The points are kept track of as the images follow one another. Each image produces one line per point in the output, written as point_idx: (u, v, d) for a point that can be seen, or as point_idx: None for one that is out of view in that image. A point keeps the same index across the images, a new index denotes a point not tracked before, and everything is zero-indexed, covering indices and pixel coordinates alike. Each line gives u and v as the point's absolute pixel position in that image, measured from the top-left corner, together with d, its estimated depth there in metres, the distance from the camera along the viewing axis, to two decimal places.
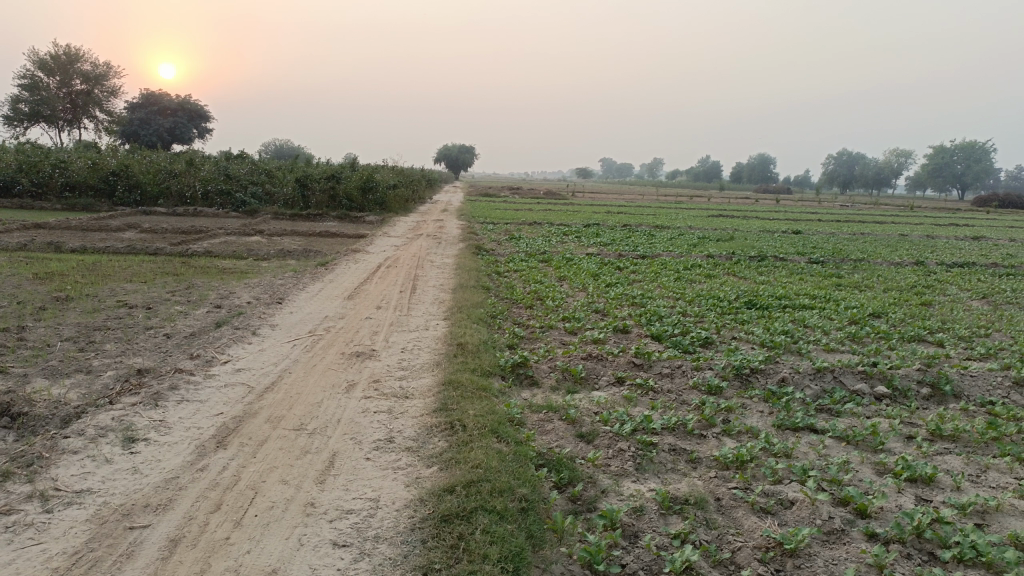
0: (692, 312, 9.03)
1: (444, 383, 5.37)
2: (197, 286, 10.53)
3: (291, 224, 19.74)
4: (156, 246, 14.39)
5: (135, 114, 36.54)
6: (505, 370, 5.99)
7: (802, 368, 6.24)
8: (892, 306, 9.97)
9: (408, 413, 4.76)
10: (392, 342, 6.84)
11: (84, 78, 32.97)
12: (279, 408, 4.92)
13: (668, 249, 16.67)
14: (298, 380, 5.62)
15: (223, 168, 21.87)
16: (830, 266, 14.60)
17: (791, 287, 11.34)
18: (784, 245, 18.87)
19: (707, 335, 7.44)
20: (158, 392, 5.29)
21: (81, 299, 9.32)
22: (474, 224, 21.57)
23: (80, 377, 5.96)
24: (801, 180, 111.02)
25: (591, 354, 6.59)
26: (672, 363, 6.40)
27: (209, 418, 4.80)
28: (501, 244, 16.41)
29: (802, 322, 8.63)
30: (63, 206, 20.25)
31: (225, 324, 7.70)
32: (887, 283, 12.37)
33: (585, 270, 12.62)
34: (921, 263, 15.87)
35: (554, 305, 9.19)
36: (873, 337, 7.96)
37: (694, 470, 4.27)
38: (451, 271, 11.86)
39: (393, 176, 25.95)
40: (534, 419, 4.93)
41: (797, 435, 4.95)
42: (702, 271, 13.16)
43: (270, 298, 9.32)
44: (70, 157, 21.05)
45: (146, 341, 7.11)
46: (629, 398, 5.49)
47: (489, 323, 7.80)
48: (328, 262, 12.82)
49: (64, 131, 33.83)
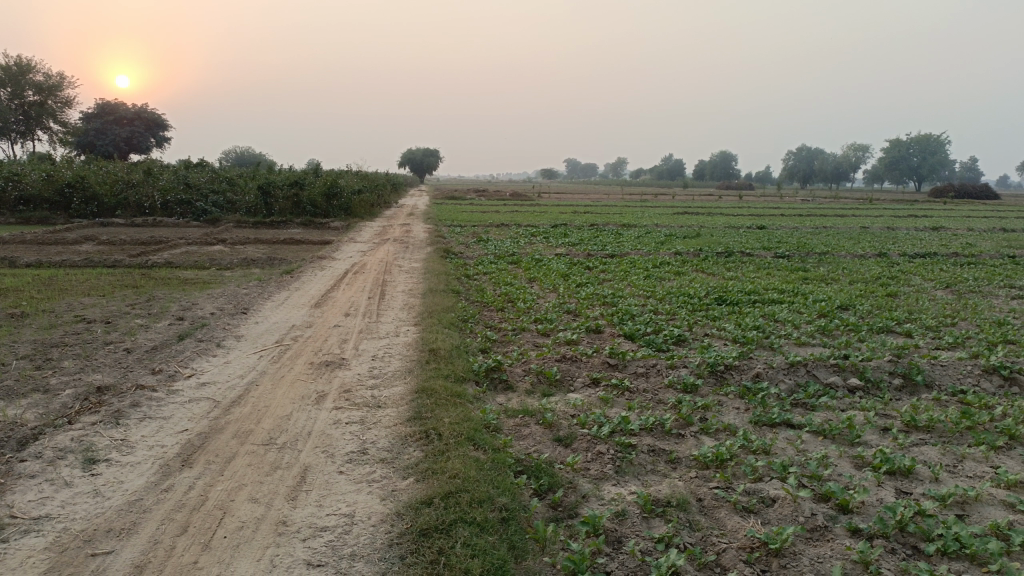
0: (663, 310, 9.02)
1: (417, 390, 5.25)
2: (158, 298, 10.26)
3: (254, 232, 19.42)
4: (115, 258, 14.03)
5: (91, 124, 35.75)
6: (479, 375, 5.90)
7: (776, 363, 6.24)
8: (859, 298, 10.07)
9: (381, 423, 4.64)
10: (362, 350, 6.71)
11: (36, 89, 32.19)
12: (247, 423, 4.77)
13: (637, 247, 16.70)
14: (266, 392, 5.46)
15: (183, 177, 21.44)
16: (796, 260, 14.74)
17: (760, 282, 11.40)
18: (750, 241, 19.03)
19: (679, 333, 7.42)
20: (119, 410, 5.10)
21: (37, 315, 9.02)
22: (441, 227, 21.42)
23: (37, 397, 5.74)
24: (762, 176, 112.52)
25: (565, 355, 6.52)
26: (646, 362, 6.36)
27: (174, 435, 4.63)
28: (469, 247, 16.29)
29: (773, 317, 8.67)
30: (17, 219, 19.69)
31: (189, 337, 7.50)
32: (853, 275, 12.51)
33: (555, 270, 12.59)
34: (884, 254, 16.11)
35: (525, 307, 9.11)
36: (843, 330, 8.01)
37: (675, 471, 4.21)
38: (420, 276, 11.73)
39: (358, 181, 25.70)
40: (510, 424, 4.85)
41: (775, 431, 4.93)
42: (671, 268, 13.19)
43: (235, 309, 9.11)
44: (22, 169, 20.50)
45: (106, 357, 6.88)
46: (605, 399, 5.43)
47: (461, 327, 7.70)
48: (293, 270, 12.60)
49: (16, 143, 32.96)
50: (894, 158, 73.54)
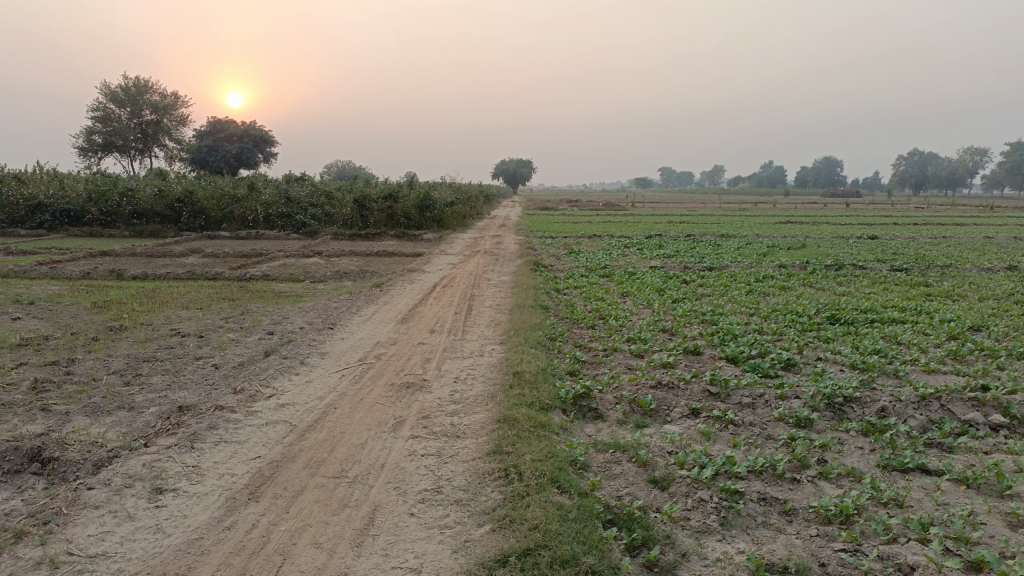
0: (768, 329, 8.34)
1: (500, 420, 4.87)
2: (251, 311, 10.33)
3: (349, 244, 19.67)
4: (215, 271, 14.37)
5: (204, 141, 37.46)
6: (567, 402, 5.47)
7: (904, 396, 5.54)
8: (992, 318, 9.07)
9: (459, 457, 4.27)
10: (445, 371, 6.39)
11: (154, 108, 33.94)
12: (320, 451, 4.50)
13: (737, 259, 15.88)
14: (343, 416, 5.19)
15: (284, 191, 21.99)
16: (915, 274, 13.62)
17: (876, 299, 10.49)
18: (861, 252, 17.83)
19: (788, 357, 6.77)
20: (195, 432, 4.95)
21: (134, 328, 9.20)
22: (533, 239, 21.11)
23: (121, 414, 5.68)
24: (869, 182, 107.21)
25: (661, 381, 6.00)
26: (752, 391, 5.76)
27: (245, 463, 4.41)
28: (561, 259, 15.88)
29: (894, 339, 7.85)
30: (130, 233, 20.65)
31: (274, 353, 7.39)
32: (981, 292, 11.38)
33: (649, 284, 12.03)
34: (1015, 267, 14.69)
35: (618, 324, 8.62)
36: (977, 355, 7.15)
37: (790, 527, 3.66)
38: (509, 290, 11.42)
39: (452, 193, 25.78)
40: (600, 461, 4.40)
41: (907, 478, 4.29)
42: (775, 282, 12.40)
43: (323, 323, 9.03)
44: (137, 184, 21.51)
45: (193, 373, 6.83)
46: (706, 434, 4.89)
47: (549, 346, 7.29)
48: (383, 283, 12.54)
49: (136, 160, 34.87)
50: (1016, 162, 68.52)
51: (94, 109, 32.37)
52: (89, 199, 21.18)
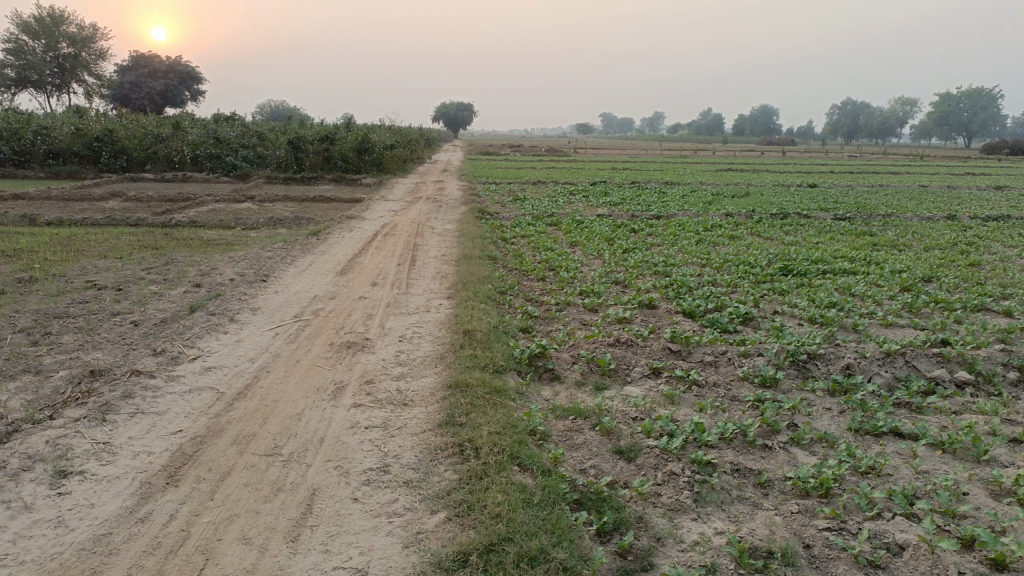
0: (722, 281, 8.09)
1: (450, 385, 4.48)
2: (176, 261, 9.60)
3: (284, 188, 18.76)
4: (138, 216, 13.42)
5: (126, 77, 35.25)
6: (521, 363, 5.10)
7: (868, 352, 5.36)
8: (940, 268, 9.02)
9: (407, 429, 3.87)
10: (389, 329, 5.94)
11: (70, 41, 31.57)
12: (250, 424, 4.03)
13: (684, 207, 15.67)
14: (276, 382, 4.72)
15: (212, 131, 20.78)
16: (859, 223, 13.63)
17: (826, 249, 10.38)
18: (804, 201, 17.81)
19: (746, 310, 6.53)
20: (108, 402, 4.41)
21: (46, 280, 8.41)
22: (475, 185, 20.49)
23: (26, 379, 5.08)
24: (805, 130, 108.87)
25: (619, 338, 5.68)
26: (714, 349, 5.50)
27: (163, 439, 3.92)
28: (505, 206, 15.39)
29: (848, 291, 7.71)
30: (45, 174, 19.22)
31: (201, 308, 6.80)
32: (926, 241, 11.40)
33: (598, 233, 11.69)
34: (953, 217, 14.85)
35: (569, 276, 8.26)
36: (932, 308, 7.05)
37: (767, 502, 3.40)
38: (454, 239, 10.92)
39: (391, 137, 24.86)
40: (561, 430, 4.07)
41: (881, 444, 4.09)
42: (724, 231, 12.20)
43: (255, 275, 8.41)
44: (52, 122, 19.98)
45: (110, 331, 6.20)
46: (670, 397, 4.61)
47: (498, 301, 6.89)
48: (320, 230, 11.88)
49: (52, 96, 32.61)
50: (943, 112, 70.17)
51: (4, 40, 29.99)
52: None
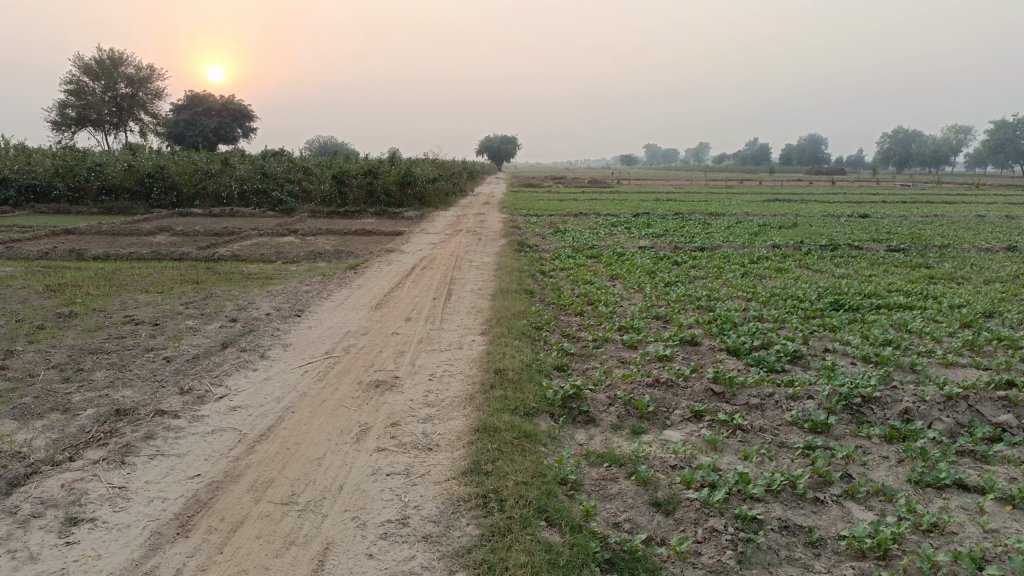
0: (768, 317, 7.76)
1: (478, 429, 4.27)
2: (215, 295, 9.62)
3: (327, 222, 18.92)
4: (182, 250, 13.60)
5: (181, 116, 36.33)
6: (554, 405, 4.87)
7: (928, 395, 4.99)
8: (1002, 303, 8.54)
9: (430, 477, 3.67)
10: (420, 367, 5.77)
11: (128, 81, 32.70)
12: (269, 469, 3.87)
13: (728, 239, 15.31)
14: (301, 423, 4.57)
15: (259, 166, 21.15)
16: (913, 255, 13.12)
17: (879, 282, 9.96)
18: (854, 231, 17.28)
19: (794, 348, 6.21)
20: (129, 443, 4.31)
21: (86, 315, 8.47)
22: (516, 217, 20.41)
23: (54, 417, 5.01)
24: (853, 159, 106.98)
25: (659, 378, 5.42)
26: (760, 390, 5.19)
27: (180, 484, 3.78)
28: (546, 239, 15.23)
29: (904, 327, 7.31)
30: (99, 209, 19.72)
31: (233, 344, 6.73)
32: (985, 273, 10.87)
33: (639, 266, 11.45)
34: (1014, 248, 14.20)
35: (608, 311, 8.02)
36: (995, 346, 6.62)
37: (818, 564, 3.10)
38: (492, 273, 10.78)
39: (434, 170, 25.01)
40: (593, 479, 3.82)
41: (944, 498, 3.74)
42: (770, 264, 11.84)
43: (290, 310, 8.36)
44: (107, 160, 20.57)
45: (142, 368, 6.16)
46: (712, 443, 4.33)
47: (534, 338, 6.68)
48: (359, 264, 11.87)
49: (110, 135, 33.72)
50: (998, 139, 68.25)
51: (67, 82, 31.19)
52: (56, 175, 20.22)
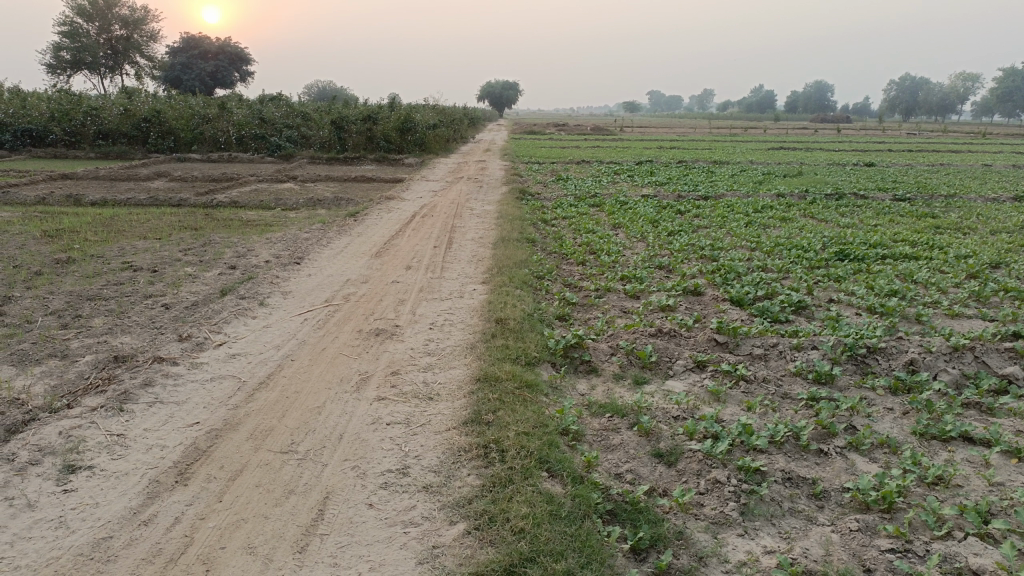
0: (772, 267, 7.67)
1: (479, 379, 4.23)
2: (215, 242, 9.52)
3: (326, 169, 18.70)
4: (180, 196, 13.43)
5: (177, 59, 35.63)
6: (556, 354, 4.83)
7: (934, 346, 4.94)
8: (1009, 253, 8.44)
9: (431, 427, 3.63)
10: (421, 316, 5.71)
11: (123, 23, 31.99)
12: (268, 417, 3.84)
13: (733, 188, 15.11)
14: (300, 372, 4.52)
15: (257, 111, 20.80)
16: (919, 204, 12.96)
17: (884, 232, 9.83)
18: (860, 180, 17.05)
19: (799, 298, 6.14)
20: (127, 391, 4.27)
21: (84, 261, 8.39)
22: (518, 164, 20.17)
23: (52, 363, 4.97)
24: (860, 107, 105.44)
25: (662, 328, 5.36)
26: (764, 341, 5.14)
27: (179, 432, 3.75)
28: (547, 187, 15.05)
29: (910, 278, 7.22)
30: (95, 154, 19.47)
31: (232, 291, 6.66)
32: (992, 224, 10.74)
33: (642, 215, 11.32)
34: (1022, 197, 14.02)
35: (611, 260, 7.93)
36: (1001, 297, 6.54)
37: (822, 517, 3.08)
38: (493, 221, 10.65)
39: (434, 116, 24.62)
40: (596, 429, 3.78)
41: (949, 450, 3.71)
42: (775, 213, 11.70)
43: (290, 257, 8.26)
44: (102, 103, 20.23)
45: (140, 314, 6.09)
46: (716, 394, 4.29)
47: (535, 287, 6.61)
48: (359, 211, 11.73)
49: (106, 78, 33.12)
50: (1007, 87, 67.10)
51: (60, 23, 30.50)
52: (52, 119, 19.90)
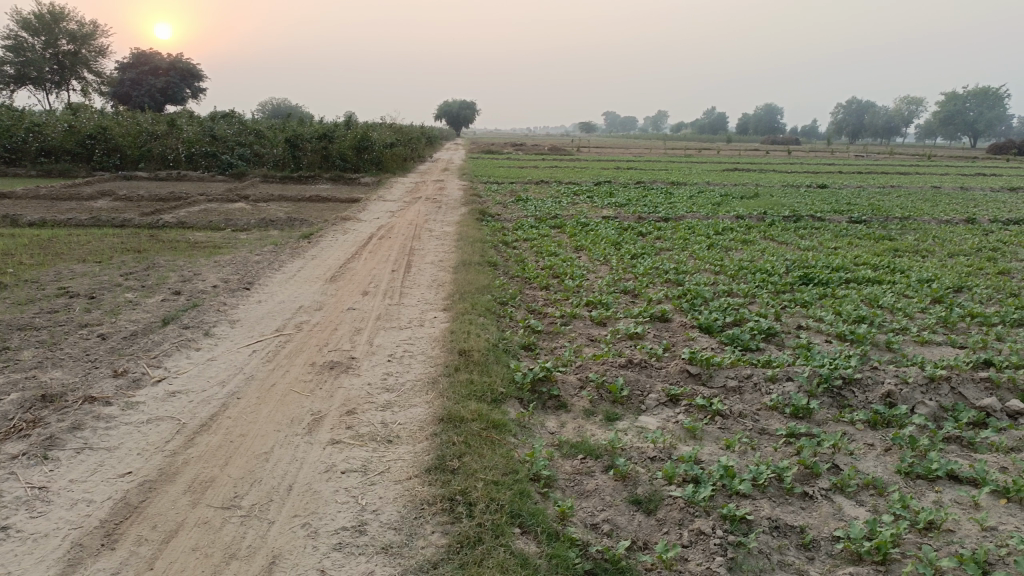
0: (738, 291, 7.54)
1: (443, 419, 3.94)
2: (159, 266, 9.05)
3: (280, 188, 18.23)
4: (125, 216, 12.86)
5: (127, 74, 34.71)
6: (523, 390, 4.56)
7: (910, 376, 4.80)
8: (970, 277, 8.44)
9: (390, 475, 3.33)
10: (378, 347, 5.39)
11: (71, 38, 31.06)
12: (209, 466, 3.49)
13: (692, 209, 15.10)
14: (247, 411, 4.18)
15: (208, 128, 20.25)
16: (876, 227, 13.08)
17: (845, 255, 9.83)
18: (816, 202, 17.20)
19: (768, 325, 6.00)
20: (53, 435, 3.87)
21: (17, 286, 7.87)
22: (476, 185, 19.94)
23: None
24: (809, 130, 108.08)
25: (632, 358, 5.14)
26: (738, 372, 4.95)
27: (108, 484, 3.38)
28: (507, 208, 14.86)
29: (875, 303, 7.14)
30: (37, 172, 18.68)
31: (175, 320, 6.27)
32: (948, 247, 10.82)
33: (604, 237, 11.16)
34: (973, 220, 14.26)
35: (575, 284, 7.71)
36: (968, 323, 6.48)
37: (814, 570, 2.86)
38: (453, 243, 10.38)
39: (391, 135, 24.32)
40: (568, 473, 3.52)
41: (936, 490, 3.53)
42: (736, 235, 11.66)
43: (239, 282, 7.87)
44: (46, 119, 19.47)
45: (74, 346, 5.65)
46: (691, 431, 4.07)
47: (499, 314, 6.35)
48: (313, 233, 11.35)
49: (52, 93, 32.05)
50: (949, 112, 69.33)
51: (5, 37, 29.44)
52: None
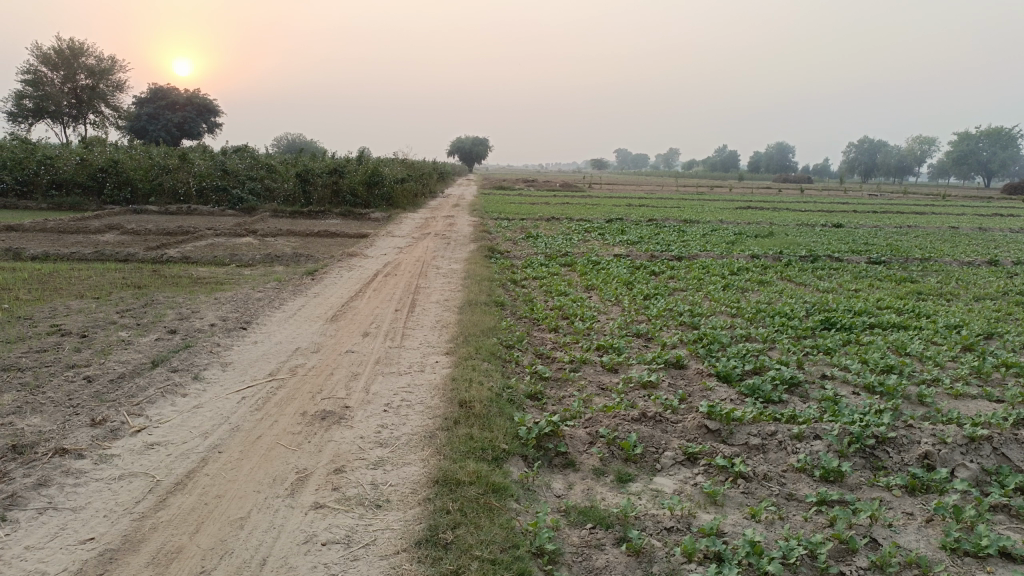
0: (757, 337, 7.18)
1: (438, 481, 3.59)
2: (157, 302, 8.79)
3: (289, 223, 18.07)
4: (129, 251, 12.66)
5: (144, 109, 35.00)
6: (528, 446, 4.22)
7: (948, 436, 4.41)
8: (999, 323, 8.06)
9: (376, 549, 2.99)
10: (374, 395, 5.06)
11: (90, 73, 31.38)
12: (177, 532, 3.16)
13: (706, 248, 14.77)
14: (227, 468, 3.85)
15: (219, 162, 20.19)
16: (895, 268, 12.70)
17: (867, 298, 9.47)
18: (833, 242, 16.85)
19: (791, 375, 5.63)
20: (14, 493, 3.54)
21: (9, 323, 7.61)
22: (487, 221, 19.72)
23: None
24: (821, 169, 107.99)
25: (645, 411, 4.78)
26: (760, 427, 4.58)
27: (66, 552, 3.05)
28: (518, 245, 14.58)
29: (902, 351, 6.76)
30: (48, 205, 18.63)
31: (165, 362, 5.97)
32: (973, 290, 10.43)
33: (615, 276, 10.84)
34: (995, 262, 13.85)
35: (586, 326, 7.39)
36: (1003, 373, 6.09)
37: None
38: (459, 281, 10.09)
39: (403, 170, 24.25)
40: (575, 546, 3.16)
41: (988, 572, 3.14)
42: (752, 276, 11.33)
43: (237, 321, 7.59)
44: (58, 153, 19.47)
45: (56, 390, 5.35)
46: (711, 497, 3.71)
47: (504, 360, 6.01)
48: (318, 269, 11.09)
49: (69, 127, 32.41)
50: (963, 152, 68.99)
51: (25, 71, 29.88)
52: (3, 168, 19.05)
